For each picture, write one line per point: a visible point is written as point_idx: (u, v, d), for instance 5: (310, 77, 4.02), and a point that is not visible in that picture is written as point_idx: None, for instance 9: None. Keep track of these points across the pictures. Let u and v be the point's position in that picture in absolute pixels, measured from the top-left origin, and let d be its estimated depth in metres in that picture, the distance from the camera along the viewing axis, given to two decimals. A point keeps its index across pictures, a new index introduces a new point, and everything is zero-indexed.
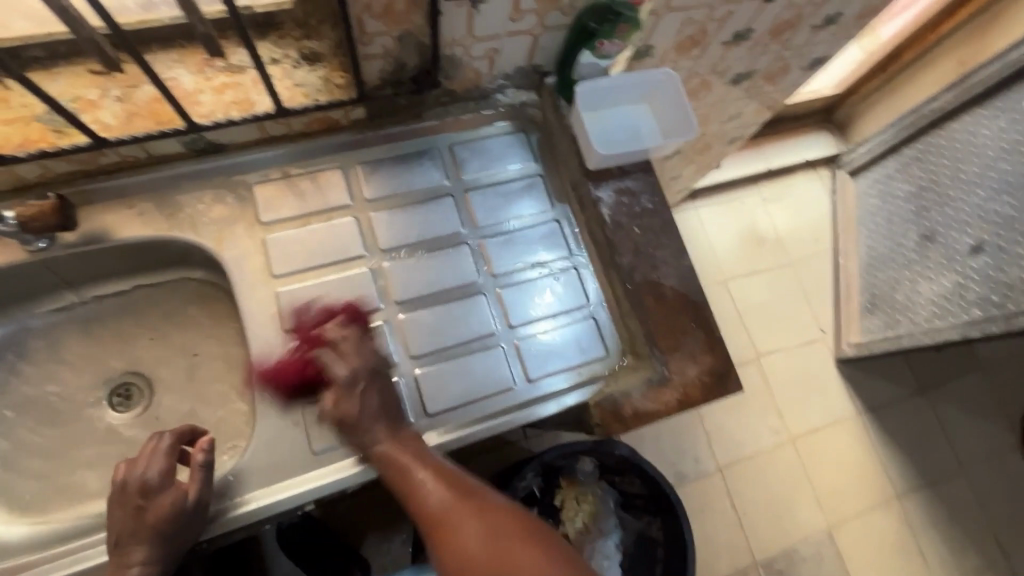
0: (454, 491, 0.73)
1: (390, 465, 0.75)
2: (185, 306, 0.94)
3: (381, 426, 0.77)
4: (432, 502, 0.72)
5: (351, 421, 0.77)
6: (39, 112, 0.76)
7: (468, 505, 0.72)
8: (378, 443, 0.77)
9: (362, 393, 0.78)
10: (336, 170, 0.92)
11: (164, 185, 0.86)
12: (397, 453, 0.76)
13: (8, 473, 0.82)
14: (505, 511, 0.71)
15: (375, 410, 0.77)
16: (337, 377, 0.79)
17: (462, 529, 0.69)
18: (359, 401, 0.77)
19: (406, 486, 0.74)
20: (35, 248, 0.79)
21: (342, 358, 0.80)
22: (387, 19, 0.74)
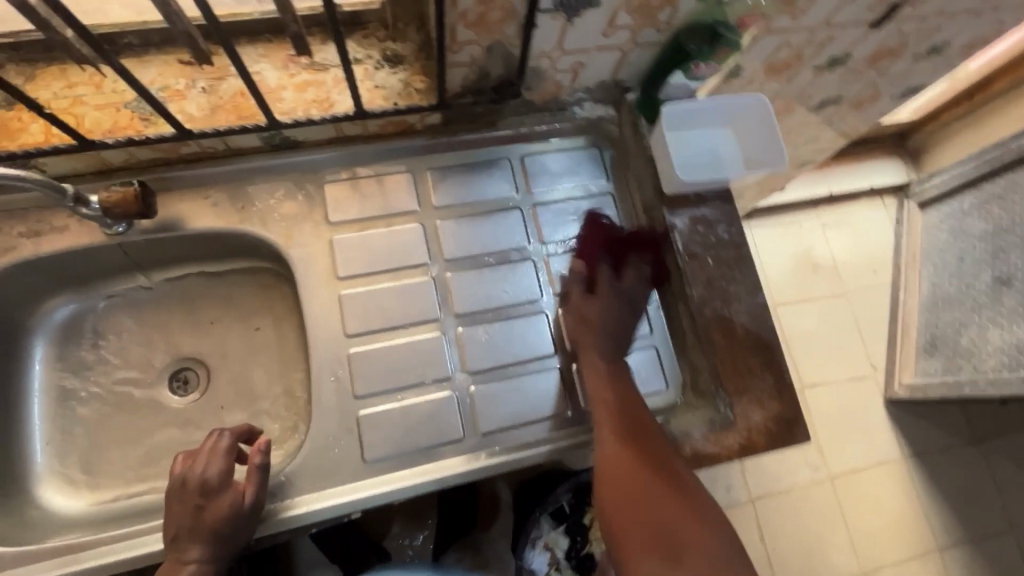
0: (633, 421, 0.80)
1: (593, 374, 0.83)
2: (244, 297, 0.93)
3: (593, 336, 0.84)
4: (616, 417, 0.80)
5: (592, 321, 0.85)
6: (129, 99, 0.77)
7: (647, 441, 0.79)
8: (598, 356, 0.84)
9: (603, 303, 0.86)
10: (405, 174, 0.91)
11: (238, 177, 0.86)
12: (600, 387, 0.82)
13: (69, 447, 0.84)
14: (664, 451, 0.79)
15: (599, 324, 0.85)
16: (613, 302, 0.86)
17: (625, 453, 0.77)
18: (602, 312, 0.86)
19: (596, 396, 0.82)
20: (114, 231, 0.81)
21: (620, 277, 0.89)
22: (480, 28, 0.72)
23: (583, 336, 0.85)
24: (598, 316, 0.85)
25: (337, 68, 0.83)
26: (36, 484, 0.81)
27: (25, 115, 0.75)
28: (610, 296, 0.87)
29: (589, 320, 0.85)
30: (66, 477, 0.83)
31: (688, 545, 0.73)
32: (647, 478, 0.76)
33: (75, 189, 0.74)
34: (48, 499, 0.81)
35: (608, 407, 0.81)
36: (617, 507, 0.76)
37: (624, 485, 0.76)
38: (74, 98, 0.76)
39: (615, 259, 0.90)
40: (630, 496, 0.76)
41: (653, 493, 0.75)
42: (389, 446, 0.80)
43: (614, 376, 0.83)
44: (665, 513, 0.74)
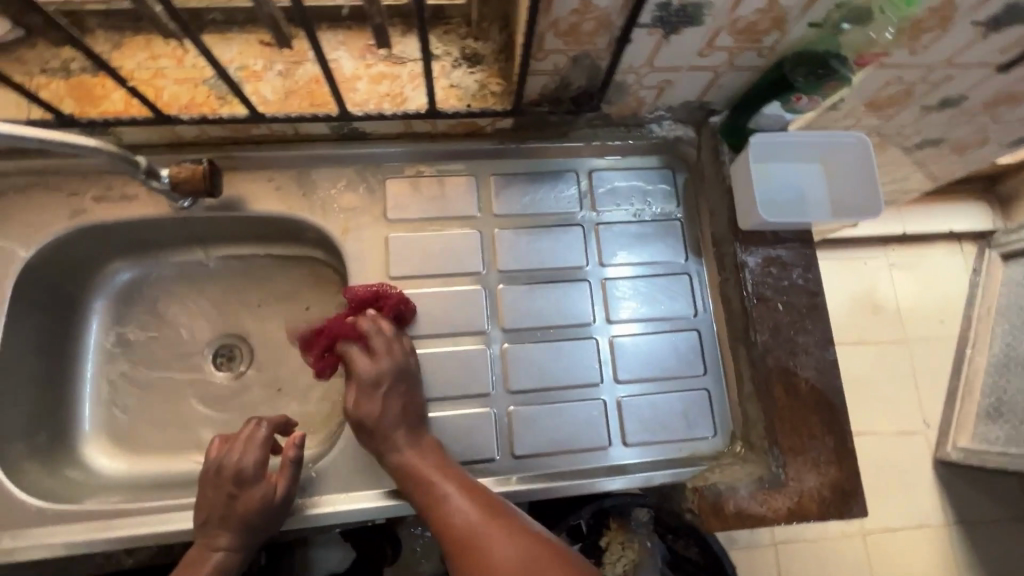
0: (481, 509, 0.67)
1: (412, 472, 0.72)
2: (293, 281, 0.93)
3: (391, 432, 0.74)
4: (452, 523, 0.67)
5: (380, 421, 0.74)
6: (208, 76, 0.77)
7: (484, 524, 0.66)
8: (400, 445, 0.74)
9: (371, 401, 0.75)
10: (468, 177, 0.88)
11: (303, 164, 0.85)
12: (418, 459, 0.73)
13: (114, 409, 0.86)
14: (532, 531, 0.65)
15: (387, 425, 0.74)
16: (398, 396, 0.76)
17: (489, 559, 0.63)
18: (371, 407, 0.75)
19: (425, 493, 0.70)
20: (180, 206, 0.81)
21: (379, 358, 0.77)
22: (569, 39, 0.68)
23: (386, 430, 0.74)
24: (361, 410, 0.75)
25: (413, 62, 0.80)
26: (83, 443, 0.84)
27: (108, 83, 0.75)
28: (381, 388, 0.75)
29: (372, 418, 0.75)
30: (110, 439, 0.85)
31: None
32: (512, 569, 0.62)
33: (148, 161, 0.75)
34: (94, 459, 0.83)
35: (443, 519, 0.67)
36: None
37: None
38: (156, 70, 0.76)
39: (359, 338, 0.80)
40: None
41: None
42: None
43: (393, 470, 0.73)
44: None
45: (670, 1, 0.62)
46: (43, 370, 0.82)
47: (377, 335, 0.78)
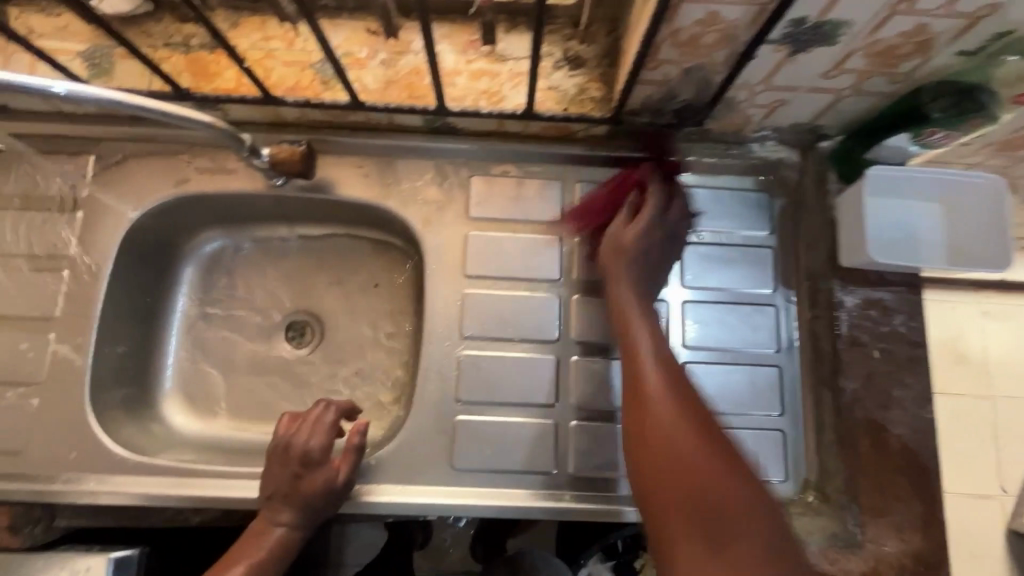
0: (660, 364, 0.64)
1: (625, 313, 0.71)
2: (368, 266, 0.94)
3: (624, 266, 0.74)
4: (641, 380, 0.64)
5: (628, 248, 0.74)
6: (314, 61, 0.78)
7: (669, 389, 0.62)
8: (625, 278, 0.73)
9: (633, 257, 0.74)
10: (553, 182, 0.86)
11: (392, 153, 0.85)
12: (630, 297, 0.72)
13: (192, 371, 0.90)
14: (709, 416, 0.60)
15: (637, 251, 0.74)
16: (654, 247, 0.75)
17: (646, 400, 0.62)
18: (635, 246, 0.74)
19: (626, 339, 0.69)
20: (274, 183, 0.84)
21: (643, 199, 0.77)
22: (686, 49, 0.64)
23: (611, 265, 0.74)
24: (621, 234, 0.75)
25: (515, 61, 0.79)
26: (163, 400, 0.88)
27: (220, 62, 0.77)
28: (640, 225, 0.75)
29: (627, 249, 0.74)
30: (187, 399, 0.89)
31: (733, 549, 0.51)
32: (677, 446, 0.57)
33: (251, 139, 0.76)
34: (172, 415, 0.88)
35: (635, 366, 0.65)
36: (648, 478, 0.58)
37: (646, 462, 0.58)
38: (267, 51, 0.78)
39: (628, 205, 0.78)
40: (661, 459, 0.57)
41: (689, 456, 0.56)
42: (480, 460, 0.79)
43: (619, 312, 0.72)
44: (710, 486, 0.54)
45: (805, 18, 0.57)
46: (135, 326, 0.87)
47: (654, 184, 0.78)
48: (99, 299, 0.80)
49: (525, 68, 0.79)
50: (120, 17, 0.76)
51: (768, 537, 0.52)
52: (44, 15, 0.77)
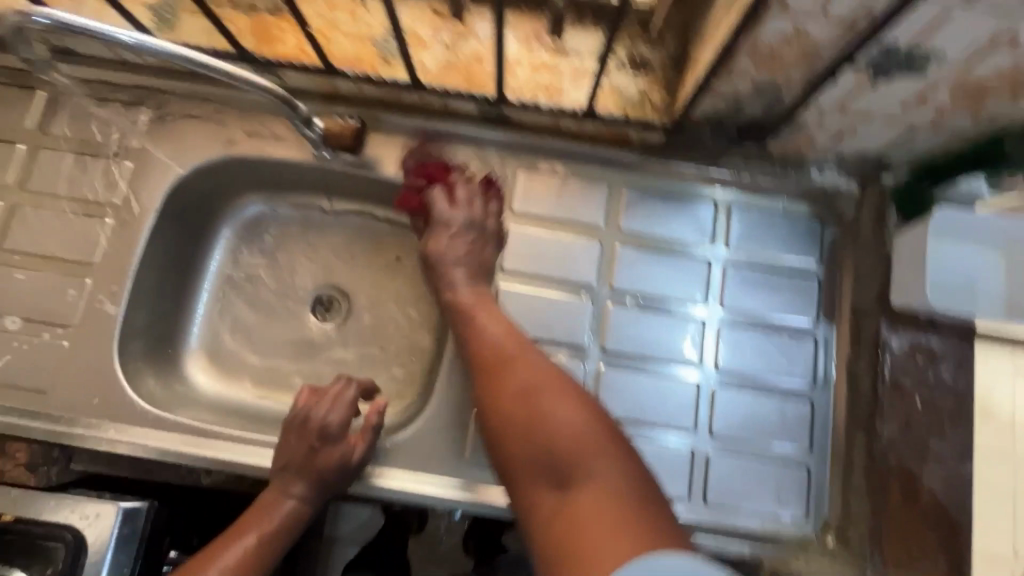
0: (513, 341, 0.74)
1: (461, 308, 0.77)
2: (403, 248, 0.93)
3: (456, 272, 0.80)
4: (491, 359, 0.73)
5: (439, 251, 0.81)
6: (377, 36, 0.77)
7: (515, 363, 0.71)
8: (466, 286, 0.79)
9: (437, 267, 0.81)
10: (602, 185, 0.84)
11: (440, 137, 0.83)
12: (474, 298, 0.78)
13: (219, 331, 0.91)
14: (567, 379, 0.70)
15: (452, 260, 0.80)
16: (462, 243, 0.80)
17: (505, 380, 0.70)
18: (446, 253, 0.81)
19: (471, 335, 0.75)
20: (320, 155, 0.83)
21: (444, 199, 0.81)
22: (763, 64, 0.61)
23: (443, 254, 0.81)
24: (451, 253, 0.80)
25: (577, 59, 0.77)
26: (187, 356, 0.89)
27: (284, 27, 0.77)
28: (455, 225, 0.80)
29: (442, 263, 0.81)
30: (211, 359, 0.90)
31: (581, 478, 0.62)
32: (527, 407, 0.68)
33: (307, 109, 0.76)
34: (195, 374, 0.88)
35: (482, 349, 0.74)
36: (507, 440, 0.68)
37: (510, 436, 0.68)
38: (330, 21, 0.77)
39: (429, 214, 0.83)
40: (514, 420, 0.68)
41: (539, 411, 0.67)
42: None
43: (459, 313, 0.78)
44: (555, 431, 0.66)
45: (895, 44, 0.54)
46: (168, 281, 0.87)
47: (455, 189, 0.81)
48: (137, 250, 0.81)
49: (588, 66, 0.77)
50: None
51: (615, 468, 0.63)
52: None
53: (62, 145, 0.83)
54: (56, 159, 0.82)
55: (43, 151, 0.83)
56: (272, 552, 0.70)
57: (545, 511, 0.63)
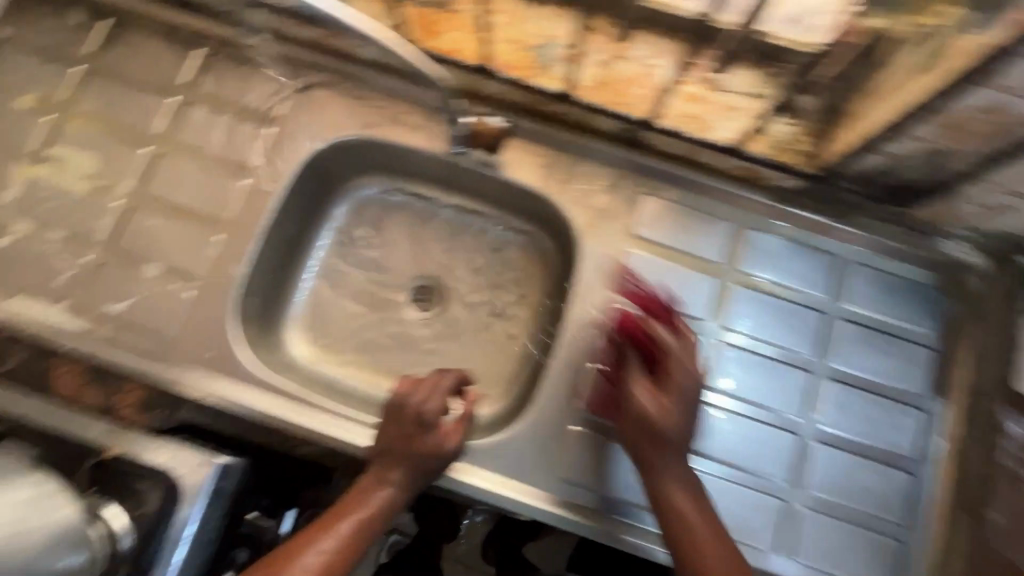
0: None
1: (668, 508, 0.69)
2: (511, 251, 0.94)
3: (670, 455, 0.70)
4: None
5: (650, 430, 0.70)
6: (533, 44, 0.78)
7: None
8: (672, 471, 0.70)
9: (636, 421, 0.71)
10: (727, 223, 0.83)
11: (575, 150, 0.84)
12: (672, 467, 0.70)
13: (321, 303, 0.92)
14: None
15: (674, 440, 0.70)
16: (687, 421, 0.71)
17: None
18: (664, 419, 0.70)
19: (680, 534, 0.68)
20: (453, 151, 0.85)
21: (678, 367, 0.72)
22: (948, 132, 0.61)
23: (647, 437, 0.71)
24: (666, 419, 0.70)
25: (730, 96, 0.77)
26: (288, 322, 0.90)
27: (446, 23, 0.78)
28: (679, 400, 0.71)
29: (650, 424, 0.70)
30: (310, 329, 0.91)
31: None
32: None
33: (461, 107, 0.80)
34: (294, 343, 0.90)
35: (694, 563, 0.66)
36: None
37: None
38: (489, 24, 0.77)
39: (644, 359, 0.74)
40: None
41: None
42: (586, 476, 0.77)
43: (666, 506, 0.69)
44: None
45: None
46: (284, 249, 0.89)
47: (686, 349, 0.73)
48: (265, 216, 0.83)
49: (738, 104, 0.77)
50: None
51: None
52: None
53: (212, 105, 0.86)
54: (204, 117, 0.85)
55: (194, 107, 0.86)
56: (364, 540, 0.70)
57: None
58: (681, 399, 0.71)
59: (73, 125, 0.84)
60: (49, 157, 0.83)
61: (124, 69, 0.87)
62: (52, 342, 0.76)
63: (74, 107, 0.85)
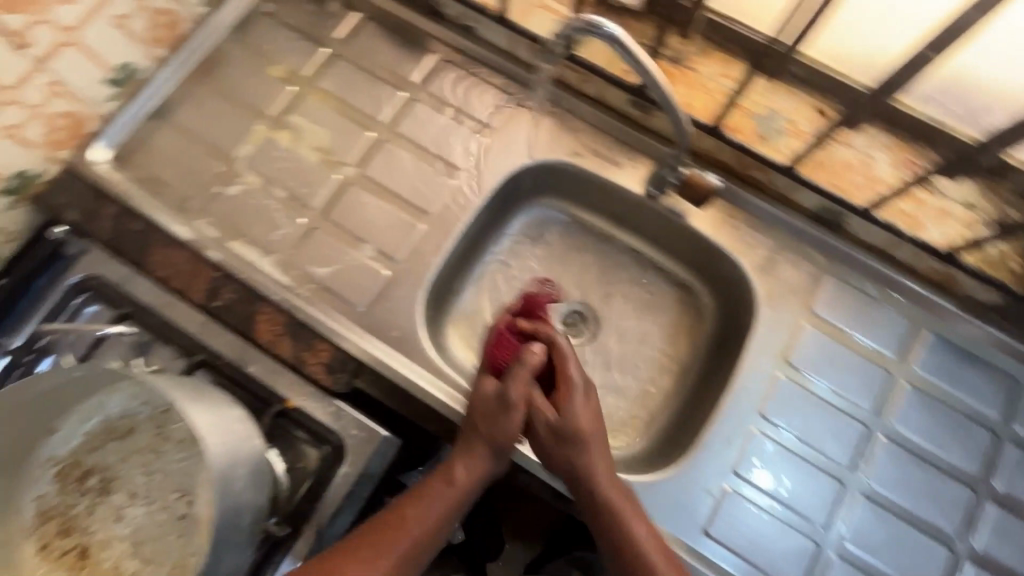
0: None
1: (613, 517, 0.69)
2: (671, 298, 0.95)
3: (586, 449, 0.72)
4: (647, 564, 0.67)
5: (562, 432, 0.72)
6: (759, 113, 0.83)
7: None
8: (596, 467, 0.71)
9: (501, 411, 0.72)
10: (906, 321, 0.84)
11: (769, 218, 0.86)
12: (599, 472, 0.71)
13: (482, 307, 0.95)
14: None
15: (585, 439, 0.72)
16: (589, 411, 0.74)
17: None
18: (571, 422, 0.72)
19: (620, 536, 0.68)
20: (649, 193, 0.88)
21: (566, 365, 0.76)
22: None
23: (558, 445, 0.72)
24: (573, 419, 0.72)
25: (945, 201, 0.80)
26: (450, 319, 0.94)
27: (681, 78, 0.84)
28: (576, 400, 0.74)
29: (557, 429, 0.72)
30: (468, 330, 0.94)
31: None
32: None
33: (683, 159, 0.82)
34: (451, 339, 0.92)
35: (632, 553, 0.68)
36: None
37: None
38: (722, 87, 0.84)
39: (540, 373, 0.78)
40: None
41: None
42: (733, 539, 0.75)
43: (587, 489, 0.71)
44: None
45: None
46: (465, 248, 0.93)
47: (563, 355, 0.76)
48: (466, 217, 0.89)
49: (951, 210, 0.80)
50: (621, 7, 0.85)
51: None
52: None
53: (436, 105, 0.93)
54: (428, 115, 0.92)
55: (419, 105, 0.93)
56: (444, 516, 0.69)
57: None
58: (580, 391, 0.74)
59: (313, 100, 0.93)
60: (288, 124, 0.92)
61: (365, 59, 0.95)
62: (258, 287, 0.82)
63: (316, 84, 0.94)
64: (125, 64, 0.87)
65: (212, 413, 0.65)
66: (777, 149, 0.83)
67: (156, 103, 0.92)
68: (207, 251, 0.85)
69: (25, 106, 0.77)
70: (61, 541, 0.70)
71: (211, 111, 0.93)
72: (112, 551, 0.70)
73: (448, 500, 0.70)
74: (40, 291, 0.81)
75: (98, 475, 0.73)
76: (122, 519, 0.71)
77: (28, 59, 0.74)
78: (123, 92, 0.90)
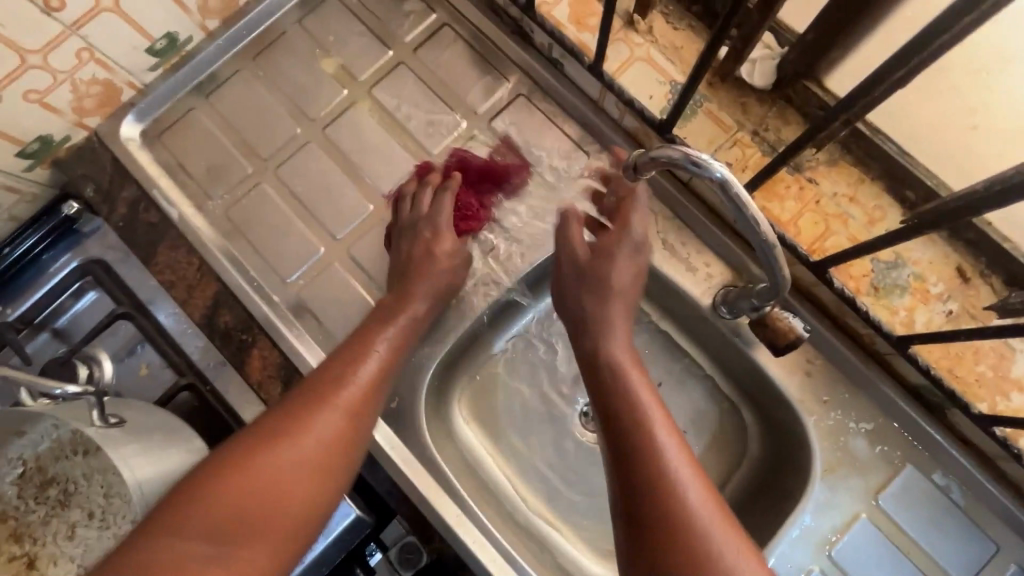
0: (660, 412, 0.58)
1: (608, 361, 0.63)
2: (715, 426, 0.78)
3: (612, 292, 0.67)
4: (642, 430, 0.56)
5: (589, 268, 0.68)
6: (880, 258, 0.68)
7: (667, 443, 0.56)
8: (608, 301, 0.67)
9: (446, 259, 0.74)
10: (992, 546, 0.68)
11: (854, 376, 0.71)
12: (613, 305, 0.67)
13: (493, 380, 0.84)
14: (687, 448, 0.56)
15: (609, 275, 0.67)
16: (626, 274, 0.68)
17: (637, 424, 0.57)
18: (601, 255, 0.69)
19: (609, 379, 0.62)
20: (718, 310, 0.73)
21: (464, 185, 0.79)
22: None
23: (579, 279, 0.69)
24: (604, 259, 0.68)
25: None
26: (459, 388, 0.83)
27: (793, 190, 0.69)
28: (632, 240, 0.69)
29: (581, 259, 0.69)
30: (475, 403, 0.84)
31: (657, 496, 0.52)
32: (639, 444, 0.55)
33: (767, 300, 0.65)
34: (456, 408, 0.83)
35: (629, 424, 0.57)
36: (627, 466, 0.55)
37: (638, 455, 0.55)
38: (842, 213, 0.68)
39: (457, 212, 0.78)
40: (647, 457, 0.54)
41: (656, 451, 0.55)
42: None
43: (591, 333, 0.66)
44: (645, 461, 0.54)
45: None
46: (494, 315, 0.82)
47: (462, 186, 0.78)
48: (501, 289, 0.78)
49: None
50: (743, 83, 0.71)
51: (646, 488, 0.53)
52: (669, 27, 0.77)
53: (498, 146, 0.80)
54: (486, 155, 0.80)
55: (479, 141, 0.80)
56: (396, 341, 0.69)
57: (643, 519, 0.52)
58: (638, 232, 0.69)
59: (365, 111, 0.82)
60: (330, 136, 0.82)
61: (432, 72, 0.83)
62: (258, 318, 0.76)
63: (372, 93, 0.83)
64: (170, 34, 0.77)
65: (149, 443, 0.62)
66: (892, 311, 0.67)
67: (200, 78, 0.83)
68: (214, 264, 0.78)
69: (53, 71, 0.68)
70: (10, 546, 0.67)
71: (253, 99, 0.83)
72: (58, 569, 0.67)
73: (387, 338, 0.68)
74: (41, 267, 0.78)
75: (58, 486, 0.68)
76: (74, 538, 0.67)
77: (60, 23, 0.64)
78: (164, 62, 0.81)
